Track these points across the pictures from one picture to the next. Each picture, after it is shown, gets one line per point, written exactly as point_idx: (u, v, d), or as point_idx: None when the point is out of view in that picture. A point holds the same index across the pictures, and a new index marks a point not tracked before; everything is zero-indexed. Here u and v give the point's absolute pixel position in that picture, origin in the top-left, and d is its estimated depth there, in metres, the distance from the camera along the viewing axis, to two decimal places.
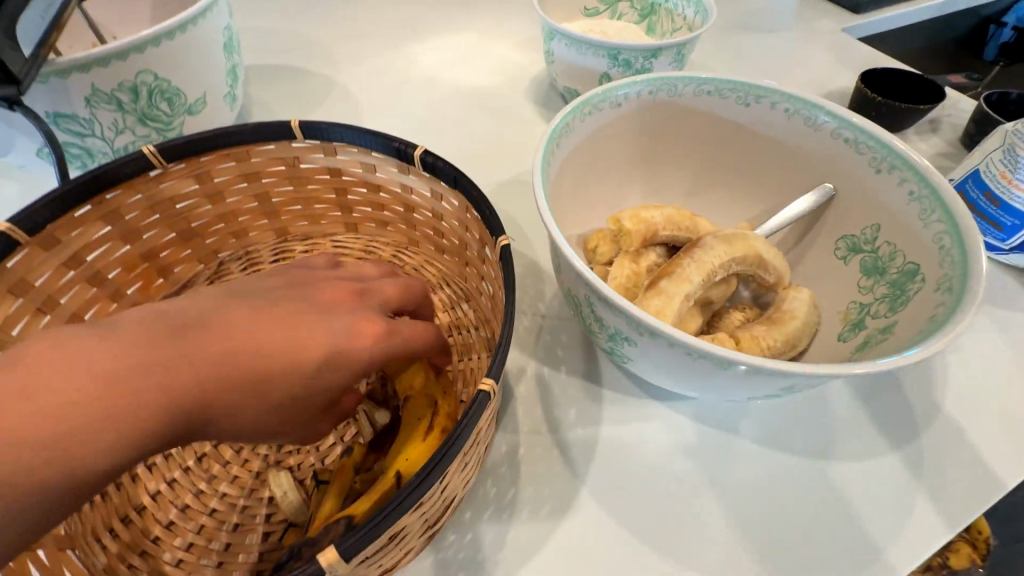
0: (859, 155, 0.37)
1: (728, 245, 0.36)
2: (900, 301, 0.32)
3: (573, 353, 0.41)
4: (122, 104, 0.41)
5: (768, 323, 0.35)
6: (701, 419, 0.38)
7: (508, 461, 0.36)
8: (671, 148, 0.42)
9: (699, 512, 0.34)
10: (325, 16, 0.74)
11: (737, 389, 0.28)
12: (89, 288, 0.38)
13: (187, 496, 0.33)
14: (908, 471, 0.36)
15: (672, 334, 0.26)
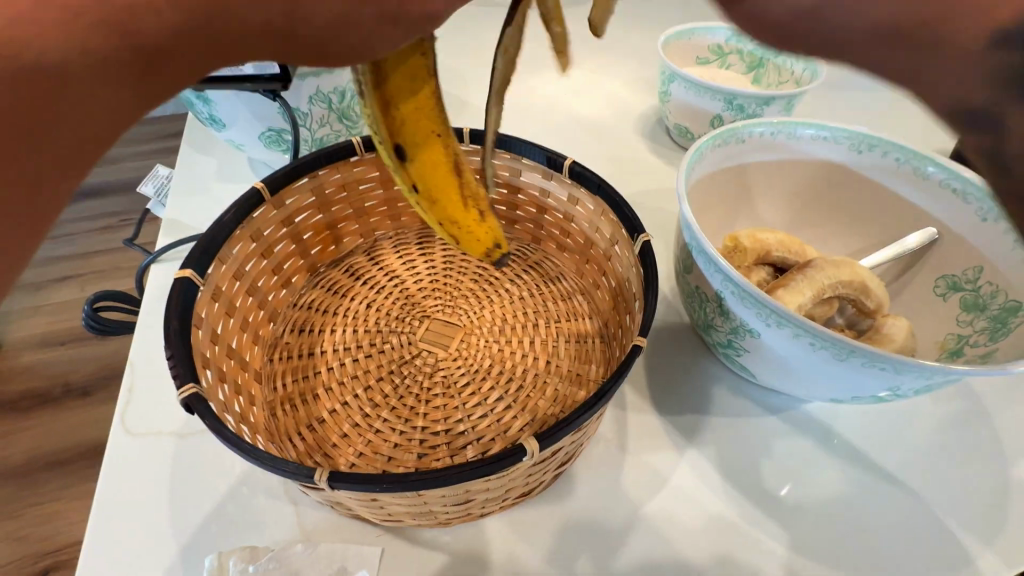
0: (966, 205, 0.41)
1: (837, 268, 0.40)
2: (1000, 334, 0.36)
3: (674, 349, 0.46)
4: (331, 103, 0.51)
5: (870, 343, 0.40)
6: (791, 421, 0.42)
7: (615, 430, 0.42)
8: (781, 185, 0.48)
9: (785, 500, 0.39)
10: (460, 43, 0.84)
11: (843, 384, 0.33)
12: (290, 244, 0.47)
13: (356, 416, 0.41)
14: (999, 499, 0.39)
15: (797, 324, 0.31)
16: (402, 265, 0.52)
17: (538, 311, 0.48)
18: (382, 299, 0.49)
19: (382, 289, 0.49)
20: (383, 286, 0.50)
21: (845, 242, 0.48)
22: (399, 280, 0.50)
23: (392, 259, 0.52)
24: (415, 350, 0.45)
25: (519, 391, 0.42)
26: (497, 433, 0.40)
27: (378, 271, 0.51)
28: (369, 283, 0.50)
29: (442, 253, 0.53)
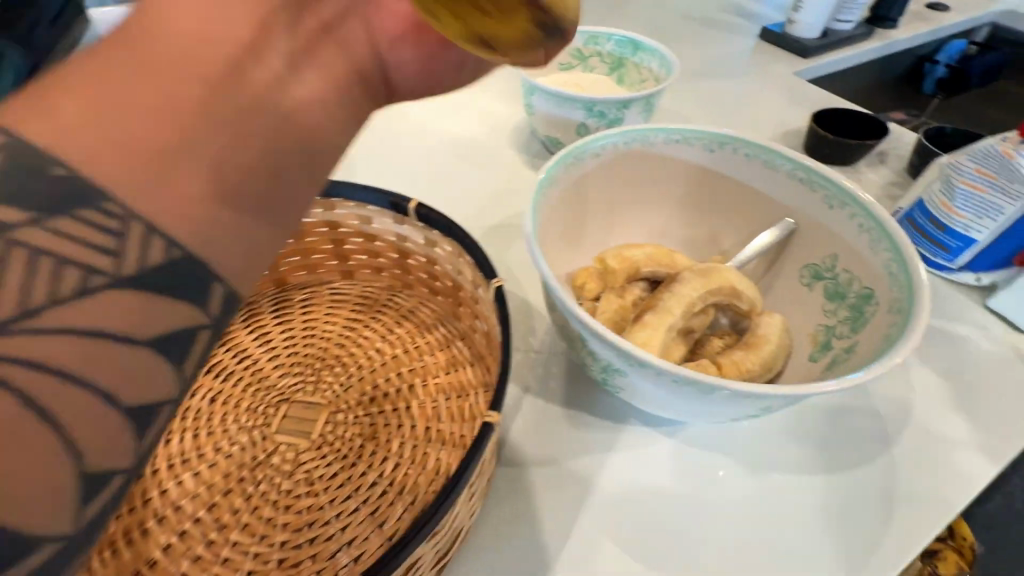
0: (813, 193, 0.41)
1: (704, 278, 0.39)
2: (860, 323, 0.36)
3: (564, 384, 0.43)
4: None
5: (746, 348, 0.38)
6: (690, 441, 0.41)
7: (508, 492, 0.37)
8: (644, 193, 0.46)
9: (695, 534, 0.36)
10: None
11: (720, 411, 0.32)
12: None
13: (199, 546, 0.34)
14: (888, 481, 0.39)
15: (658, 363, 0.28)
16: (253, 341, 0.45)
17: (415, 369, 0.43)
18: (231, 387, 0.42)
19: (231, 377, 0.43)
20: (232, 372, 0.43)
21: (714, 240, 0.46)
22: (251, 361, 0.44)
23: (240, 336, 0.45)
24: (272, 445, 0.39)
25: (397, 470, 0.37)
26: (371, 529, 0.34)
27: (224, 354, 0.44)
28: (213, 371, 0.43)
29: (304, 320, 0.46)
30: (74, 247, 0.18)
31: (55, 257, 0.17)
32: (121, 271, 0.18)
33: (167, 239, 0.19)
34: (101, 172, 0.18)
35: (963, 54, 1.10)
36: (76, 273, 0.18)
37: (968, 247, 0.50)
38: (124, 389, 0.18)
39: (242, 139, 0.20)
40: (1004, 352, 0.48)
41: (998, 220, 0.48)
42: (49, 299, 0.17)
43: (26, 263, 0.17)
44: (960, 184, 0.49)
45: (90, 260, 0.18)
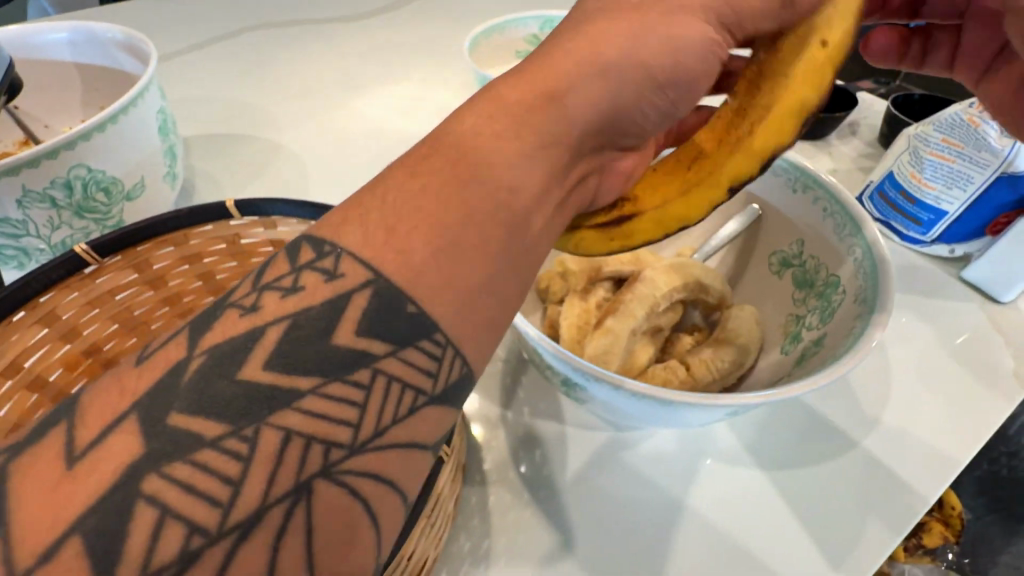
0: (776, 176, 0.39)
1: (668, 275, 0.37)
2: (828, 312, 0.34)
3: (533, 393, 0.42)
4: (56, 201, 0.41)
5: (716, 344, 0.37)
6: (664, 444, 0.40)
7: (478, 513, 0.36)
8: None
9: (668, 540, 0.36)
10: (255, 67, 0.70)
11: (685, 419, 0.31)
12: (29, 395, 0.36)
13: None
14: (864, 470, 0.39)
15: (614, 379, 0.28)
16: None
17: None
18: None
19: None
20: None
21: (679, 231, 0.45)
22: None
23: None
24: None
25: None
26: None
27: None
28: None
29: None
30: (326, 425, 0.19)
31: (300, 445, 0.19)
32: (358, 440, 0.20)
33: (465, 358, 0.22)
34: (428, 305, 0.21)
35: None
36: (410, 394, 0.21)
37: (939, 220, 0.49)
38: (403, 478, 0.20)
39: (511, 259, 0.23)
40: (980, 324, 0.48)
41: (968, 191, 0.47)
42: (392, 419, 0.20)
43: (384, 387, 0.20)
44: (928, 155, 0.48)
45: (325, 450, 0.19)
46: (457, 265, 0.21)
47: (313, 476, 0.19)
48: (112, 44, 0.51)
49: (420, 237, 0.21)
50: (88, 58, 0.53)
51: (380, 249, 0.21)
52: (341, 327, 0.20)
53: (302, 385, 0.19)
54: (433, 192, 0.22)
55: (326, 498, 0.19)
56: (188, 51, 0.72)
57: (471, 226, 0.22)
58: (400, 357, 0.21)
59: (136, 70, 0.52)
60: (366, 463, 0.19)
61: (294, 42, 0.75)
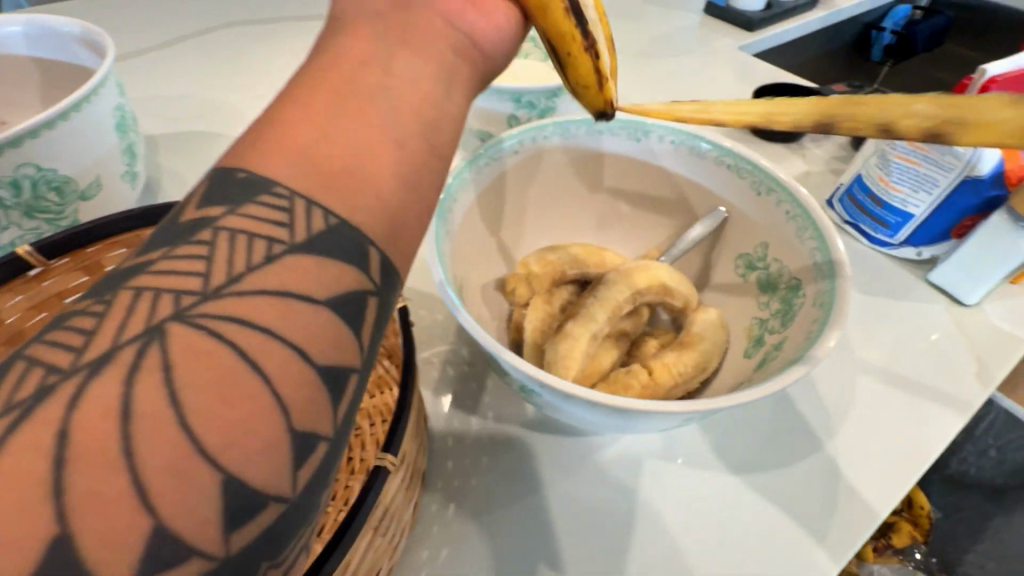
0: (741, 179, 0.39)
1: (631, 279, 0.37)
2: (789, 317, 0.34)
3: (498, 398, 0.42)
4: (4, 201, 0.40)
5: (679, 349, 0.36)
6: (629, 449, 0.40)
7: (438, 520, 0.35)
8: (570, 186, 0.44)
9: (631, 547, 0.35)
10: (227, 65, 0.69)
11: (642, 425, 0.30)
12: None
13: None
14: (829, 474, 0.39)
15: (567, 386, 0.28)
16: None
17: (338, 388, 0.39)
18: None
19: None
20: None
21: (648, 233, 0.44)
22: None
23: None
24: None
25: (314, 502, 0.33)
26: None
27: None
28: None
29: None
30: (168, 279, 0.17)
31: (148, 297, 0.16)
32: (210, 285, 0.17)
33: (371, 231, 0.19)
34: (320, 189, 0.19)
35: (908, 19, 1.09)
36: (262, 244, 0.18)
37: (906, 222, 0.49)
38: (283, 327, 0.17)
39: (408, 123, 0.21)
40: (946, 326, 0.48)
41: (934, 194, 0.47)
42: (247, 265, 0.17)
43: (231, 241, 0.18)
44: (895, 158, 0.48)
45: (175, 297, 0.16)
46: (342, 138, 0.19)
47: (165, 319, 0.16)
48: (71, 40, 0.50)
49: (304, 122, 0.19)
50: (47, 53, 0.51)
51: (256, 152, 0.19)
52: (186, 208, 0.19)
53: (150, 257, 0.17)
54: (291, 92, 0.20)
55: (181, 339, 0.16)
56: (158, 47, 0.70)
57: (341, 102, 0.20)
58: (241, 211, 0.18)
59: (95, 65, 0.50)
60: (223, 306, 0.16)
61: (267, 40, 0.73)
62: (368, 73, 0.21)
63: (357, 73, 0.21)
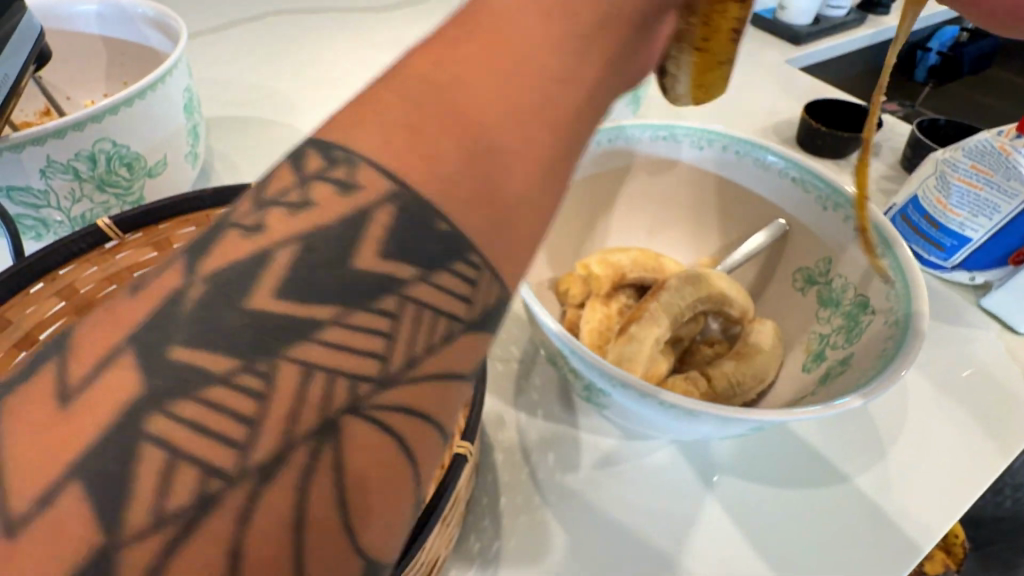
0: (806, 193, 0.39)
1: (692, 285, 0.37)
2: (855, 333, 0.34)
3: (548, 395, 0.42)
4: (79, 173, 0.41)
5: (736, 357, 0.36)
6: (678, 455, 0.40)
7: (490, 514, 0.36)
8: (626, 189, 0.44)
9: (681, 552, 0.35)
10: (280, 52, 0.70)
11: (709, 429, 0.31)
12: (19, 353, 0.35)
13: None
14: (879, 493, 0.39)
15: (642, 386, 0.28)
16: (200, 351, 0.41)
17: None
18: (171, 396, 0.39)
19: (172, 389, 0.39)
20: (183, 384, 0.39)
21: (702, 241, 0.44)
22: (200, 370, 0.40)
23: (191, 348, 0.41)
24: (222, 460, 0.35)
25: None
26: None
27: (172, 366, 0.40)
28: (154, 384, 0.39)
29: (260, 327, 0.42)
30: (352, 360, 0.16)
31: (322, 382, 0.16)
32: (387, 383, 0.16)
33: (501, 286, 0.19)
34: (486, 237, 0.18)
35: (953, 41, 1.08)
36: (444, 323, 0.18)
37: (962, 246, 0.49)
38: (449, 419, 0.17)
39: (578, 161, 0.20)
40: (999, 353, 0.47)
41: (994, 219, 0.47)
42: (427, 348, 0.17)
43: (415, 315, 0.17)
44: (955, 181, 0.47)
45: (340, 395, 0.16)
46: (516, 178, 0.18)
47: (342, 412, 0.16)
48: (142, 20, 0.51)
49: (454, 137, 0.17)
50: (117, 33, 0.52)
51: (410, 163, 0.17)
52: (360, 245, 0.17)
53: (319, 315, 0.16)
54: (471, 94, 0.18)
55: (362, 439, 0.16)
56: (213, 32, 0.71)
57: (524, 131, 0.18)
58: (432, 280, 0.18)
59: (163, 47, 0.51)
60: (405, 397, 0.16)
61: (319, 29, 0.74)
62: (553, 100, 0.19)
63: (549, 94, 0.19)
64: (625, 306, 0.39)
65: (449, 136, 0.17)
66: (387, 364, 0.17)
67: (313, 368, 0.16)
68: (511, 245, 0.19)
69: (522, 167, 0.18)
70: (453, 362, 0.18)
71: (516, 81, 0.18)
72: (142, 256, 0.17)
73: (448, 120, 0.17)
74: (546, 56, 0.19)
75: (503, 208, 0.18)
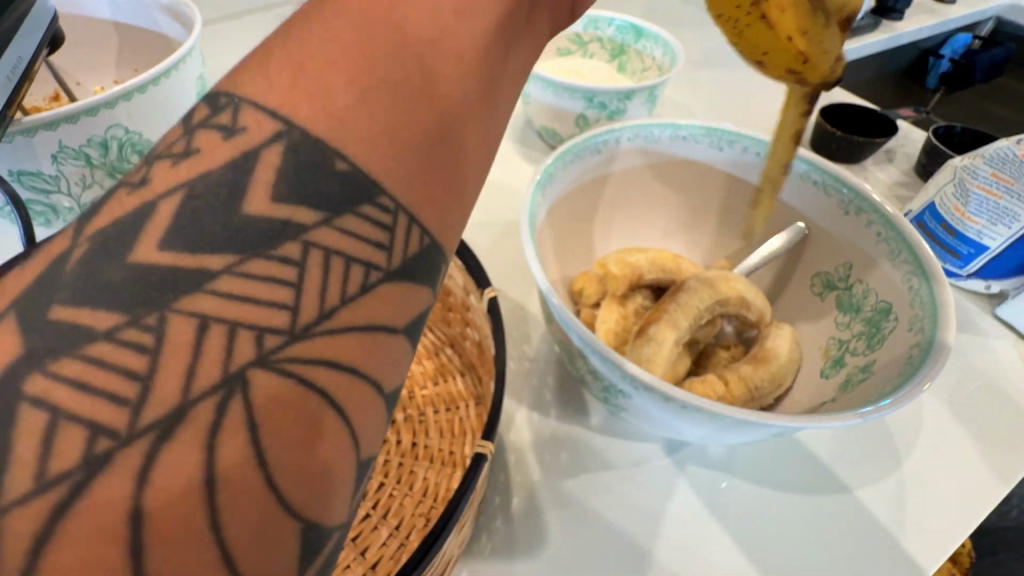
0: (828, 196, 0.39)
1: (712, 288, 0.36)
2: (876, 339, 0.34)
3: (560, 395, 0.42)
4: (91, 159, 0.40)
5: (755, 361, 0.36)
6: (692, 458, 0.39)
7: (502, 514, 0.35)
8: (644, 188, 0.43)
9: (694, 556, 0.35)
10: None
11: (730, 434, 0.30)
12: None
13: None
14: (894, 502, 0.38)
15: (666, 389, 0.28)
16: None
17: None
18: None
19: None
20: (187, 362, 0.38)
21: (719, 243, 0.44)
22: None
23: None
24: None
25: (380, 489, 0.34)
26: (352, 558, 0.30)
27: None
28: None
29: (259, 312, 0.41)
30: (250, 312, 0.15)
31: (221, 333, 0.15)
32: (296, 325, 0.16)
33: (422, 228, 0.18)
34: (392, 172, 0.18)
35: (966, 48, 1.07)
36: (359, 269, 0.17)
37: (979, 254, 0.48)
38: (372, 366, 0.16)
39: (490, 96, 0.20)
40: (1014, 364, 0.47)
41: (1012, 228, 0.46)
42: (340, 298, 0.16)
43: (324, 264, 0.16)
44: (975, 188, 0.47)
45: (258, 339, 0.15)
46: (425, 108, 0.18)
47: (246, 365, 0.15)
48: (155, 7, 0.50)
49: (346, 73, 0.17)
50: (129, 19, 0.52)
51: (300, 102, 0.17)
52: (253, 194, 0.16)
53: (211, 266, 0.15)
54: (355, 25, 0.17)
55: (265, 389, 0.15)
56: (223, 21, 0.70)
57: (418, 54, 0.18)
58: (341, 227, 0.17)
59: (177, 35, 0.51)
60: (309, 350, 0.16)
61: None
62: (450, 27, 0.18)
63: (446, 24, 0.18)
64: (641, 308, 0.39)
65: (341, 65, 0.17)
66: (295, 314, 0.16)
67: (201, 319, 0.15)
68: (424, 181, 0.18)
69: (424, 96, 0.18)
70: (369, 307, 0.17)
71: (407, 9, 0.18)
72: (132, 241, 0.15)
73: (337, 57, 0.17)
74: None
75: (416, 142, 0.18)
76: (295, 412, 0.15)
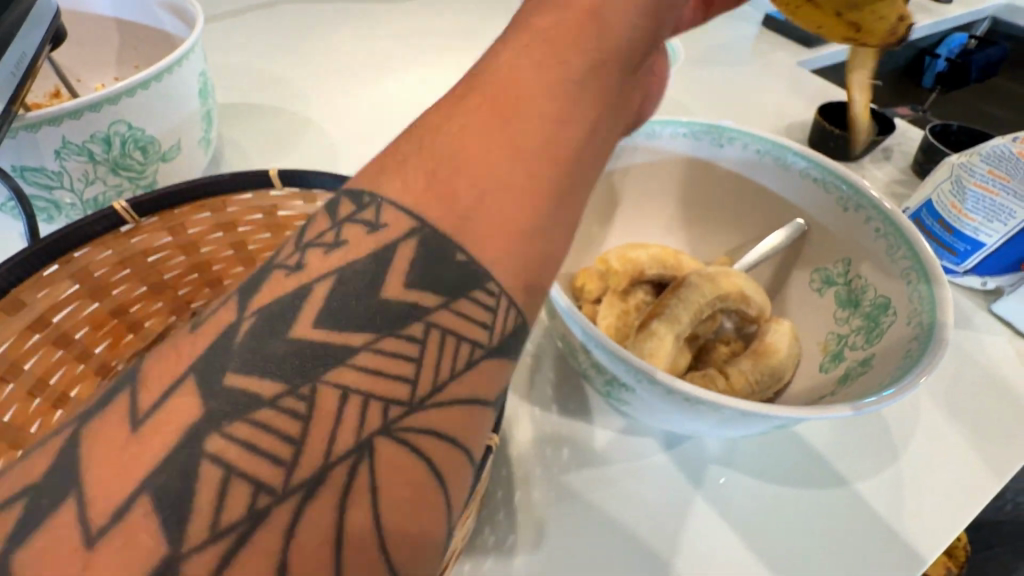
0: (827, 193, 0.39)
1: (712, 283, 0.37)
2: (875, 333, 0.34)
3: (562, 390, 0.42)
4: (94, 155, 0.40)
5: (754, 356, 0.36)
6: (693, 452, 0.40)
7: (504, 507, 0.36)
8: (645, 185, 0.44)
9: (695, 548, 0.35)
10: (289, 41, 0.69)
11: (731, 426, 0.31)
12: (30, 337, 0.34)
13: None
14: (892, 495, 0.39)
15: (669, 381, 0.28)
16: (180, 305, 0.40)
17: None
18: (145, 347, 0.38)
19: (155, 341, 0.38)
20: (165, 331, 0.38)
21: (718, 239, 0.44)
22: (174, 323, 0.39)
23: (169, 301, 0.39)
24: None
25: None
26: None
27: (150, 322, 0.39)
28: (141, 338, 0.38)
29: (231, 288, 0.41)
30: (380, 386, 0.18)
31: (357, 403, 0.18)
32: (415, 398, 0.18)
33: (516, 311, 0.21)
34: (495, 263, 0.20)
35: (963, 47, 1.08)
36: (465, 348, 0.20)
37: (975, 251, 0.49)
38: (468, 440, 0.19)
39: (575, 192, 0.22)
40: (1010, 359, 0.47)
41: (1008, 224, 0.47)
42: (450, 373, 0.19)
43: (440, 343, 0.19)
44: (971, 186, 0.47)
45: (385, 410, 0.18)
46: (523, 208, 0.20)
47: (374, 433, 0.18)
48: (156, 3, 0.50)
49: (466, 177, 0.20)
50: (130, 15, 0.51)
51: (428, 202, 0.20)
52: (387, 279, 0.19)
53: (354, 342, 0.18)
54: (474, 131, 0.20)
55: (390, 456, 0.18)
56: (223, 18, 0.70)
57: (522, 161, 0.21)
58: (451, 310, 0.20)
59: (179, 32, 0.51)
60: (427, 421, 0.18)
61: (330, 18, 0.73)
62: (550, 133, 0.21)
63: (549, 131, 0.21)
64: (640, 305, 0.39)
65: (461, 171, 0.20)
66: (415, 384, 0.19)
67: (344, 397, 0.18)
68: (518, 272, 0.21)
69: (524, 197, 0.20)
70: (469, 384, 0.20)
71: (515, 120, 0.21)
72: None
73: (459, 165, 0.20)
74: (537, 95, 0.21)
75: (516, 236, 0.20)
76: (410, 480, 0.18)
